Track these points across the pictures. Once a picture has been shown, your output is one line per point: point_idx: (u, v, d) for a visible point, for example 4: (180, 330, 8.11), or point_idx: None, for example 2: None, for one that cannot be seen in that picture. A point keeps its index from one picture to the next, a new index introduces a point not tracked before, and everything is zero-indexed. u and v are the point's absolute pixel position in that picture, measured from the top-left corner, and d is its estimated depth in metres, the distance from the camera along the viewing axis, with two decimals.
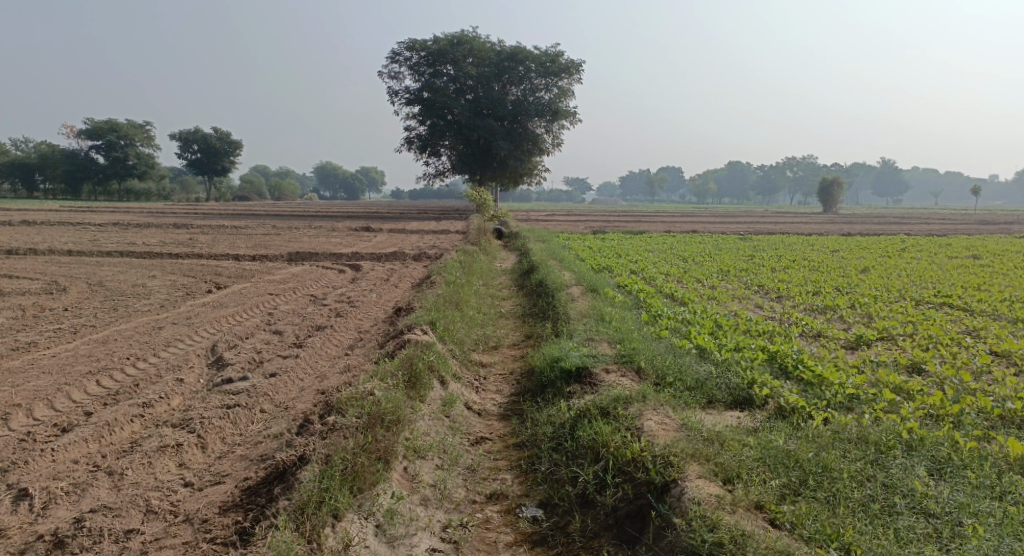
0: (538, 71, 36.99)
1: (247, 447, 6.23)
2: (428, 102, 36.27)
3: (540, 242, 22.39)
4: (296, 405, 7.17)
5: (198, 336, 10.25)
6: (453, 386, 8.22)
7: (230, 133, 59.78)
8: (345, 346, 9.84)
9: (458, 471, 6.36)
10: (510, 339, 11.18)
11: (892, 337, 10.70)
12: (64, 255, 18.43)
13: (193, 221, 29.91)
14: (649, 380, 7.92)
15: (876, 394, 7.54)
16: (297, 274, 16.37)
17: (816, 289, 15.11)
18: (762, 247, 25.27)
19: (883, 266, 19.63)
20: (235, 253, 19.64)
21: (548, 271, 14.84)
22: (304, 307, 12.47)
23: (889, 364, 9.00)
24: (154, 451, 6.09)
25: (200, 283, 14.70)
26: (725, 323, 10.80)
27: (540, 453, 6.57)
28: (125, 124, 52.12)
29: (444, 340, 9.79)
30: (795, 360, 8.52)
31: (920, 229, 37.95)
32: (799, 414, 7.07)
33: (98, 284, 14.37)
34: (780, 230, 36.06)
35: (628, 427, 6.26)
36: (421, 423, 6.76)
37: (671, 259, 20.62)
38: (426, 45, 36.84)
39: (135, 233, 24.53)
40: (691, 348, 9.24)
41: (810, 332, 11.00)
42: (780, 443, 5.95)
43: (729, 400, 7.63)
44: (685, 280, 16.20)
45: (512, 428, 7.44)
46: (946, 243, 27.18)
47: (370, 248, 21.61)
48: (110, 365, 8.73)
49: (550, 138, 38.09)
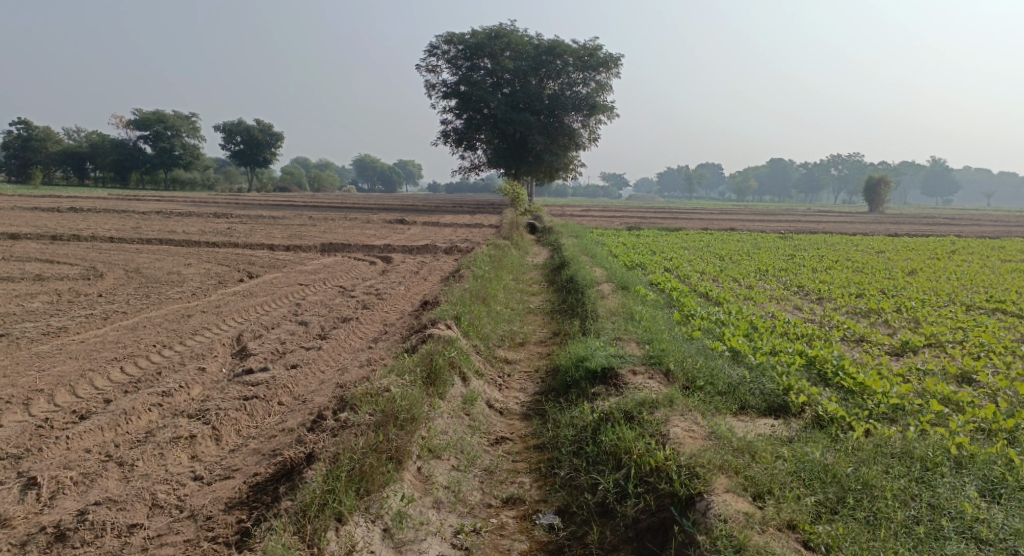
0: (577, 65, 36.56)
1: (261, 441, 6.09)
2: (465, 96, 36.15)
3: (574, 238, 22.09)
4: (314, 398, 7.02)
5: (225, 325, 10.19)
6: (475, 383, 8.01)
7: (272, 125, 60.42)
8: (370, 339, 9.70)
9: (473, 473, 6.15)
10: (537, 335, 10.95)
11: (940, 344, 10.26)
12: (106, 242, 18.66)
13: (232, 211, 30.15)
14: (679, 383, 7.63)
15: (922, 406, 7.19)
16: (329, 265, 16.33)
17: (859, 291, 14.62)
18: (803, 246, 24.65)
19: (930, 268, 18.97)
20: (270, 242, 19.69)
21: (580, 267, 14.57)
22: (332, 298, 12.37)
23: (936, 373, 8.63)
24: (166, 442, 5.97)
25: (232, 272, 14.71)
26: (761, 325, 10.45)
27: (560, 456, 6.34)
28: (172, 115, 53.07)
29: (469, 335, 9.60)
30: (835, 367, 8.16)
31: (968, 231, 36.80)
32: (839, 425, 6.75)
33: (134, 271, 14.46)
34: (823, 229, 35.17)
35: (653, 433, 5.98)
36: (438, 421, 6.56)
37: (707, 258, 20.19)
38: (465, 38, 36.69)
39: (175, 221, 24.81)
40: (724, 350, 8.92)
41: (852, 336, 10.61)
42: (816, 455, 5.63)
43: (763, 407, 7.32)
44: (721, 279, 15.79)
45: (533, 428, 7.22)
46: (998, 246, 26.24)
47: (402, 240, 21.53)
48: (135, 353, 8.69)
49: (587, 132, 37.69)
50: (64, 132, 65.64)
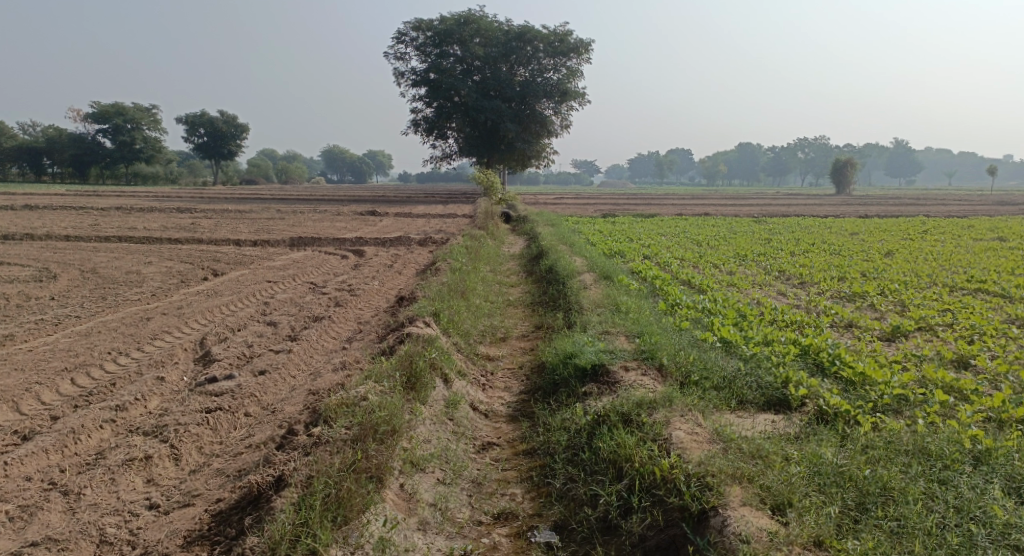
0: (547, 51, 36.00)
1: (225, 460, 5.55)
2: (435, 84, 35.48)
3: (549, 226, 21.62)
4: (284, 408, 6.49)
5: (187, 328, 9.57)
6: (457, 385, 7.52)
7: (236, 117, 59.01)
8: (343, 339, 9.17)
9: (461, 486, 5.68)
10: (519, 329, 10.49)
11: (930, 327, 9.95)
12: (62, 241, 17.78)
13: (197, 205, 29.21)
14: (673, 379, 7.20)
15: (926, 395, 6.84)
16: (298, 260, 15.69)
17: (841, 274, 14.32)
18: (778, 230, 24.44)
19: (906, 249, 18.82)
20: (236, 238, 18.95)
21: (559, 256, 14.10)
22: (302, 295, 11.78)
23: (933, 359, 8.31)
24: (117, 465, 5.40)
25: (196, 270, 14.01)
26: (749, 313, 10.06)
27: (554, 463, 5.90)
28: (132, 108, 51.54)
29: (449, 333, 9.10)
30: (832, 355, 7.78)
31: (937, 211, 36.95)
32: (844, 419, 6.33)
33: (92, 271, 13.72)
34: (796, 212, 35.09)
35: (655, 438, 5.55)
36: (421, 430, 6.08)
37: (684, 243, 19.83)
38: (433, 25, 35.96)
39: (137, 217, 23.86)
40: (715, 341, 8.51)
41: (841, 322, 10.25)
42: (830, 456, 5.26)
43: (761, 401, 6.93)
44: (701, 265, 15.41)
45: (522, 431, 6.76)
46: (969, 225, 26.32)
47: (374, 233, 20.90)
48: (89, 361, 8.05)
49: (558, 119, 37.21)
50: (21, 126, 63.67)
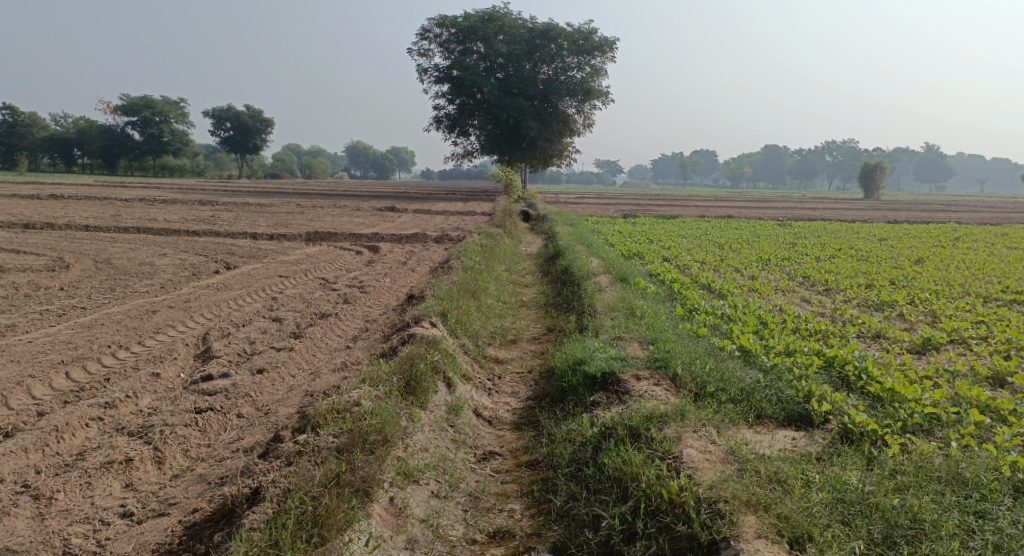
0: (571, 49, 35.58)
1: (209, 465, 5.34)
2: (458, 80, 35.19)
3: (568, 226, 21.24)
4: (278, 410, 6.20)
5: (191, 322, 9.34)
6: (461, 389, 7.19)
7: (262, 111, 59.18)
8: (348, 337, 8.89)
9: (456, 500, 5.38)
10: (531, 331, 10.16)
11: (963, 341, 9.47)
12: (81, 230, 17.70)
13: (219, 198, 29.12)
14: (687, 391, 6.82)
15: (959, 415, 6.39)
16: (313, 255, 15.47)
17: (868, 281, 13.81)
18: (803, 234, 23.85)
19: (936, 257, 18.22)
20: (253, 231, 18.78)
21: (575, 257, 13.72)
22: (311, 291, 11.52)
23: (966, 375, 7.85)
24: (95, 468, 5.23)
25: (209, 263, 13.81)
26: (771, 321, 9.64)
27: (556, 478, 5.56)
28: (160, 101, 51.84)
29: (456, 334, 8.79)
30: (858, 369, 7.33)
31: (968, 218, 36.07)
32: (870, 439, 5.89)
33: (104, 261, 13.56)
34: (822, 216, 34.37)
35: (664, 455, 5.19)
36: (418, 438, 5.79)
37: (705, 246, 19.36)
38: (457, 21, 35.63)
39: (158, 208, 23.80)
40: (734, 350, 8.11)
41: (867, 332, 9.79)
42: (855, 482, 4.87)
43: (781, 416, 6.53)
44: (723, 269, 14.97)
45: (526, 441, 6.42)
46: (1002, 233, 25.54)
47: (391, 229, 20.66)
48: (86, 354, 7.83)
49: (582, 118, 36.80)
50: (52, 117, 64.51)
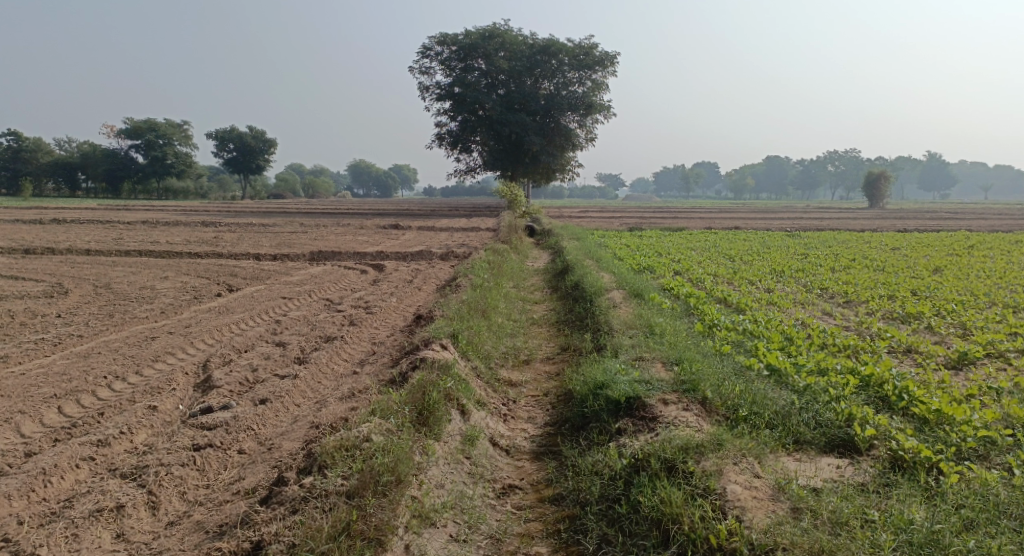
0: (572, 64, 35.30)
1: (208, 510, 5.00)
2: (460, 97, 34.93)
3: (575, 240, 20.81)
4: (283, 444, 5.77)
5: (192, 349, 8.91)
6: (476, 417, 6.75)
7: (264, 131, 59.00)
8: (355, 362, 8.46)
9: (477, 544, 5.01)
10: (544, 351, 9.73)
11: (999, 355, 9.02)
12: (82, 255, 17.32)
13: (223, 218, 28.82)
14: (718, 416, 6.38)
15: (1015, 440, 5.96)
16: (317, 275, 15.06)
17: (889, 293, 13.35)
18: (814, 244, 23.38)
19: (954, 265, 17.73)
20: (256, 252, 18.38)
21: (586, 272, 13.30)
22: (316, 314, 11.10)
23: (1013, 392, 7.38)
24: (83, 517, 4.87)
25: (211, 285, 13.39)
26: (797, 337, 9.16)
27: (585, 517, 5.23)
28: (163, 123, 51.70)
29: (467, 357, 8.36)
30: (898, 388, 6.87)
31: (979, 225, 35.57)
32: (924, 468, 5.46)
33: (104, 286, 13.18)
34: (830, 226, 33.93)
35: (706, 493, 4.92)
36: (433, 474, 5.41)
37: (716, 259, 18.89)
38: (457, 39, 35.42)
39: (161, 231, 23.41)
40: (762, 369, 7.64)
41: (898, 347, 9.33)
42: (919, 519, 4.70)
43: (823, 442, 6.09)
44: (737, 282, 14.53)
45: (548, 472, 5.99)
46: (1016, 239, 25.07)
47: (396, 247, 20.28)
48: (81, 386, 7.40)
49: (584, 132, 36.51)
50: (56, 142, 64.40)
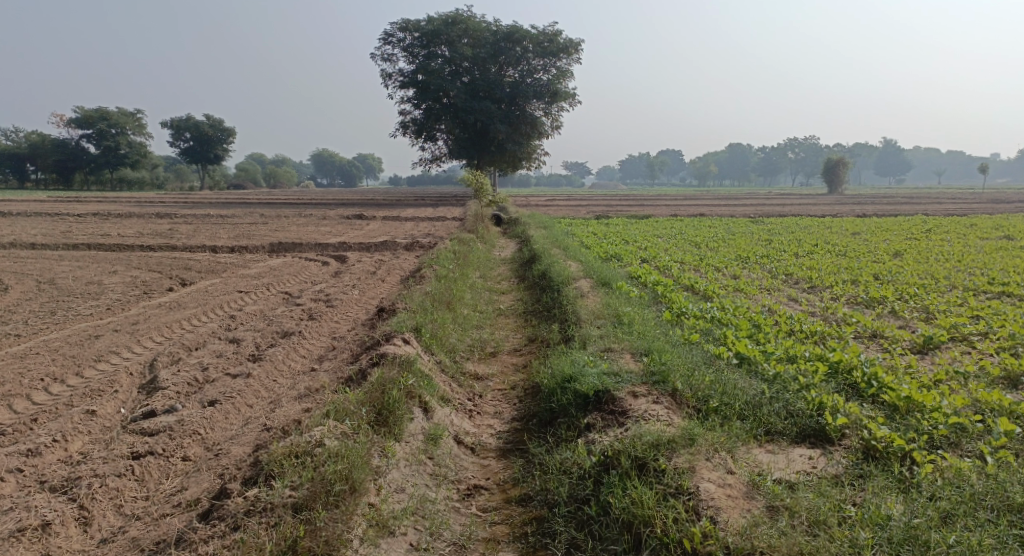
0: (536, 51, 34.94)
1: (144, 526, 4.65)
2: (423, 85, 34.35)
3: (541, 228, 20.51)
4: (230, 449, 5.42)
5: (139, 348, 8.44)
6: (440, 414, 6.44)
7: (223, 120, 57.63)
8: (313, 359, 8.09)
9: (439, 552, 4.74)
10: (511, 342, 9.44)
11: (964, 338, 8.95)
12: (27, 249, 16.54)
13: (179, 210, 27.97)
14: (688, 408, 6.15)
15: (986, 425, 5.85)
16: (276, 267, 14.56)
17: (853, 277, 13.32)
18: (778, 230, 23.40)
19: (914, 249, 17.84)
20: (212, 244, 17.77)
21: (553, 261, 13.03)
22: (273, 308, 10.66)
23: (979, 376, 7.29)
24: (4, 538, 4.50)
25: (163, 280, 12.83)
26: (764, 324, 9.01)
27: (552, 519, 4.99)
28: (116, 112, 49.99)
29: (431, 351, 8.04)
30: (867, 375, 6.72)
31: (935, 209, 36.14)
32: (897, 457, 5.29)
33: (48, 282, 12.53)
34: (792, 212, 34.19)
35: (679, 492, 4.70)
36: (392, 478, 5.11)
37: (683, 245, 18.78)
38: (420, 25, 34.81)
39: (113, 223, 22.56)
40: (731, 358, 7.45)
41: (864, 332, 9.22)
42: (897, 514, 4.53)
43: (794, 433, 5.91)
44: (703, 269, 14.40)
45: (514, 471, 5.71)
46: (971, 223, 25.46)
47: (359, 237, 19.81)
48: (14, 390, 6.94)
49: (549, 120, 36.20)
50: (4, 132, 62.10)
